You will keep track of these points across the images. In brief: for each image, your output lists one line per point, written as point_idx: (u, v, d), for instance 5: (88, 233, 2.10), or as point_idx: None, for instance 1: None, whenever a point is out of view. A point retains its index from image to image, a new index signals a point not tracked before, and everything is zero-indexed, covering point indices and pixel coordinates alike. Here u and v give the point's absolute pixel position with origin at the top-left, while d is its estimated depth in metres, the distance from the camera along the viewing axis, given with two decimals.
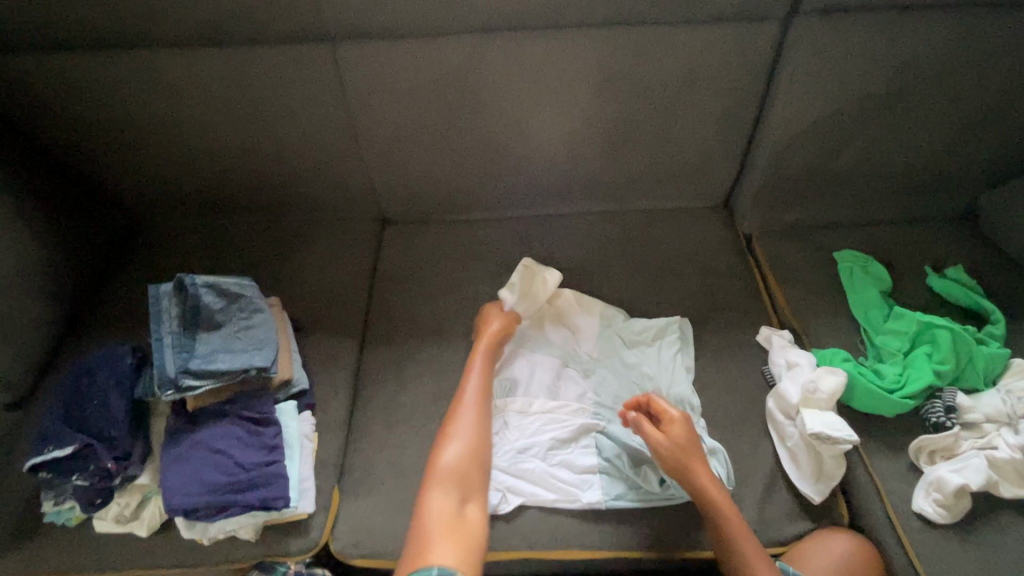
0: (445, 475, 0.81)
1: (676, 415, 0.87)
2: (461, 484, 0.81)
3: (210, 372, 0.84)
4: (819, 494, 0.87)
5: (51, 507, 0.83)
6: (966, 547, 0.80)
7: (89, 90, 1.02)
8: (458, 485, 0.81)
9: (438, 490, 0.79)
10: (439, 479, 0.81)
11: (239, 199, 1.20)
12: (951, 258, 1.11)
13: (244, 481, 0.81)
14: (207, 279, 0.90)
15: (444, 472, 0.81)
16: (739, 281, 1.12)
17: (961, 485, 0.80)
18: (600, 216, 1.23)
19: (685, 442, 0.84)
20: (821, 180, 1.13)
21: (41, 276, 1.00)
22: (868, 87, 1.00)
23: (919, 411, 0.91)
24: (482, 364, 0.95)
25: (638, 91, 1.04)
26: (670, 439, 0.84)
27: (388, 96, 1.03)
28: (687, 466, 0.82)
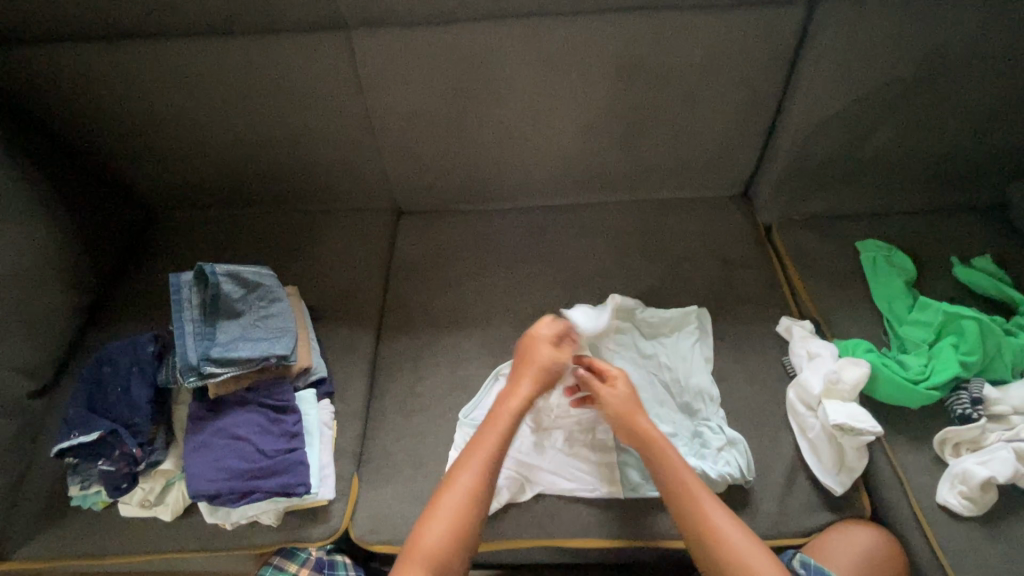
0: (478, 458, 0.80)
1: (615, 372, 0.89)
2: (488, 468, 0.80)
3: (231, 359, 0.85)
4: (841, 486, 0.86)
5: (78, 492, 0.85)
6: (993, 541, 0.78)
7: (108, 81, 1.03)
8: (485, 466, 0.80)
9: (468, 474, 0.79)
10: (473, 465, 0.80)
11: (255, 190, 1.21)
12: (977, 248, 1.08)
13: (265, 468, 0.82)
14: (226, 268, 0.90)
15: (477, 455, 0.81)
16: (759, 272, 1.10)
17: (986, 477, 0.78)
18: (616, 206, 1.21)
19: (628, 397, 0.86)
20: (845, 168, 1.11)
21: (63, 266, 1.01)
22: (895, 72, 0.98)
23: (944, 403, 0.90)
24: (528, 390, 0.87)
25: (657, 78, 1.02)
26: (613, 393, 0.86)
27: (403, 85, 1.03)
28: (629, 411, 0.84)
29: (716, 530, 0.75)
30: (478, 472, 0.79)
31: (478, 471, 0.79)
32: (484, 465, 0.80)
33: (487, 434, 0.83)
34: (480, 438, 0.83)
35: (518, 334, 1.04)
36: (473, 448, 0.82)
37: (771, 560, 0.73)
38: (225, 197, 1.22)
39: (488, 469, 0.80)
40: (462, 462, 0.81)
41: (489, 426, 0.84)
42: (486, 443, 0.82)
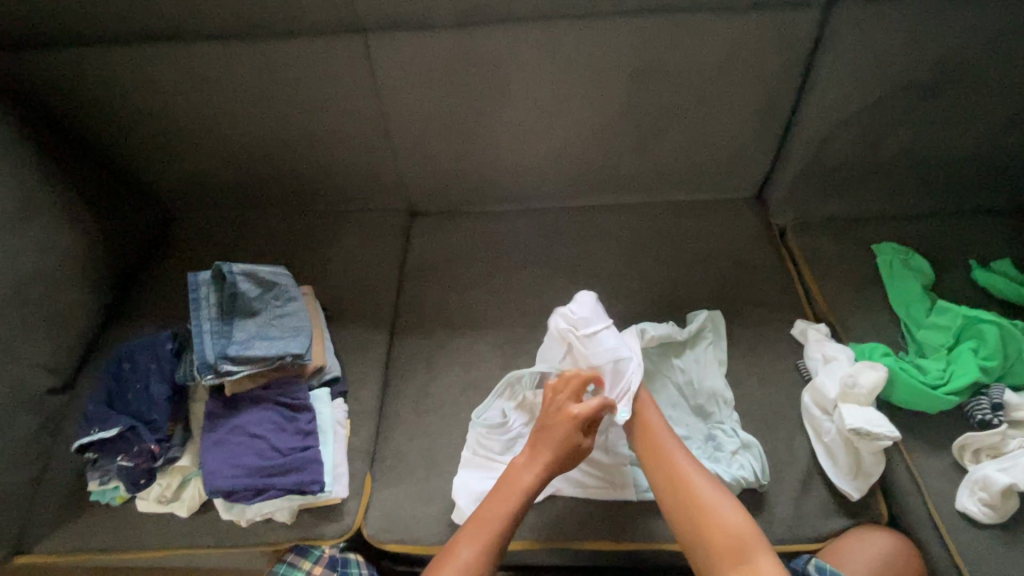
0: (478, 537, 0.76)
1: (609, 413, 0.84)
2: (487, 547, 0.76)
3: (248, 358, 0.86)
4: (857, 491, 0.85)
5: (97, 487, 0.86)
6: (1014, 549, 0.77)
7: (129, 85, 1.05)
8: (484, 544, 0.76)
9: (466, 550, 0.75)
10: (471, 543, 0.76)
11: (271, 190, 1.22)
12: (997, 252, 1.07)
13: (280, 465, 0.83)
14: (244, 267, 0.91)
15: (476, 533, 0.77)
16: (773, 274, 1.10)
17: (1008, 484, 0.77)
18: (629, 208, 1.21)
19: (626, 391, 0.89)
20: (861, 171, 1.10)
21: (83, 265, 1.03)
22: (913, 74, 0.97)
23: (963, 408, 0.89)
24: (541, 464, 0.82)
25: (671, 80, 1.02)
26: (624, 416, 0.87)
27: (418, 87, 1.04)
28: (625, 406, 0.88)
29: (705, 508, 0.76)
30: (478, 550, 0.75)
31: (476, 548, 0.75)
32: (483, 543, 0.76)
33: (489, 510, 0.79)
34: (482, 514, 0.79)
35: (531, 335, 1.04)
36: (472, 525, 0.78)
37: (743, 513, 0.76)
38: (241, 198, 1.24)
39: (485, 551, 0.75)
40: (460, 537, 0.77)
41: (492, 503, 0.80)
42: (488, 521, 0.78)
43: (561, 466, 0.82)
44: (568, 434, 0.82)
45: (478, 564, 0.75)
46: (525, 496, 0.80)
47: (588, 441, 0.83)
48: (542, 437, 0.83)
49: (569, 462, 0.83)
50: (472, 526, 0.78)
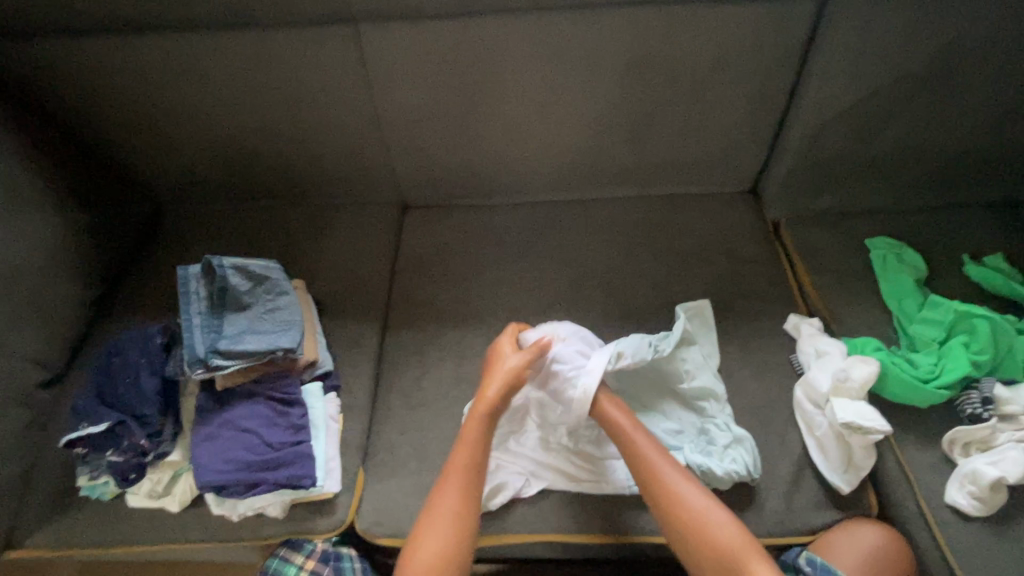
0: (456, 481, 0.79)
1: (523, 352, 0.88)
2: (468, 487, 0.79)
3: (238, 352, 0.85)
4: (847, 484, 0.86)
5: (87, 482, 0.86)
6: (1002, 541, 0.78)
7: (116, 75, 1.03)
8: (464, 488, 0.79)
9: (448, 499, 0.78)
10: (452, 491, 0.78)
11: (261, 182, 1.21)
12: (990, 246, 1.07)
13: (271, 460, 0.82)
14: (234, 261, 0.90)
15: (453, 480, 0.79)
16: (767, 268, 1.10)
17: (996, 478, 0.78)
18: (624, 201, 1.21)
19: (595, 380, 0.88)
20: (856, 164, 1.10)
21: (72, 258, 1.02)
22: (909, 67, 0.96)
23: (953, 402, 0.89)
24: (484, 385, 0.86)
25: (666, 72, 1.01)
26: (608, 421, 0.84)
27: (410, 78, 1.02)
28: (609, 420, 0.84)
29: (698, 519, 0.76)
30: (459, 493, 0.78)
31: (458, 495, 0.78)
32: (463, 486, 0.79)
33: (460, 453, 0.81)
34: (454, 461, 0.81)
35: None
36: (447, 474, 0.80)
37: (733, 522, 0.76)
38: (233, 190, 1.23)
39: (467, 492, 0.78)
40: (439, 490, 0.79)
41: (461, 447, 0.82)
42: (460, 460, 0.81)
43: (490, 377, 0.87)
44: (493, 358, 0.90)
45: (464, 508, 0.77)
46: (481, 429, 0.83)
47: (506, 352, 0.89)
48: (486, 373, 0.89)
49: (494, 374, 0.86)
50: (447, 476, 0.80)
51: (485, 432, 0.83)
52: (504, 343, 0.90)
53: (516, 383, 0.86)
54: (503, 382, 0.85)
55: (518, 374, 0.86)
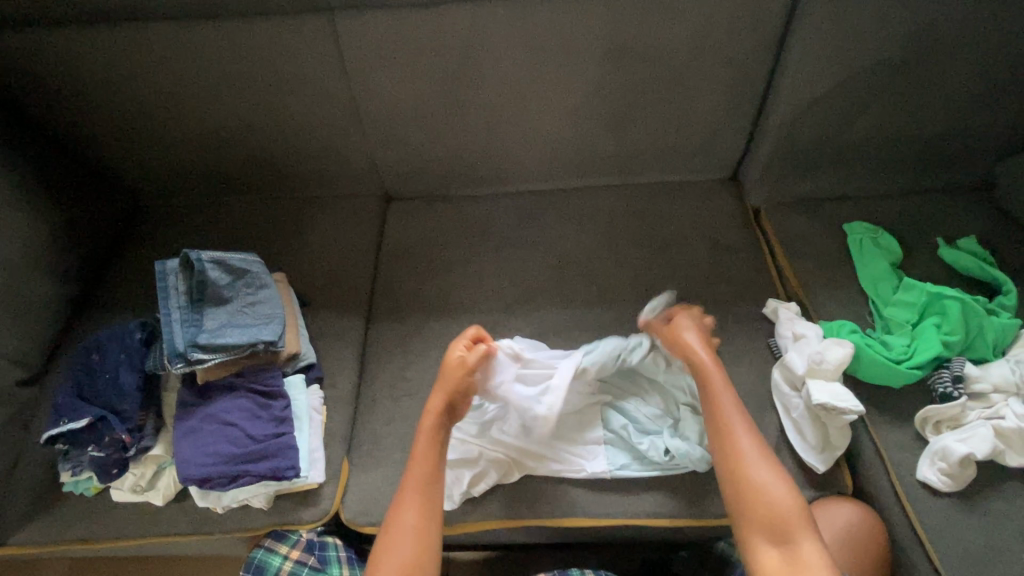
0: (415, 494, 0.77)
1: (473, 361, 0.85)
2: (429, 498, 0.77)
3: (219, 346, 0.85)
4: (823, 464, 0.88)
5: (69, 478, 0.85)
6: (970, 515, 0.80)
7: (89, 68, 1.02)
8: (423, 500, 0.77)
9: (408, 511, 0.76)
10: (412, 503, 0.76)
11: (242, 176, 1.20)
12: (964, 229, 1.09)
13: (253, 452, 0.83)
14: (212, 255, 0.89)
15: (410, 493, 0.77)
16: (746, 254, 1.11)
17: (965, 454, 0.80)
18: (606, 189, 1.21)
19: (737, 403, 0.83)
20: (833, 150, 1.11)
21: (49, 254, 1.01)
22: (883, 52, 0.97)
23: (926, 382, 0.91)
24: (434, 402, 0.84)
25: (644, 60, 1.01)
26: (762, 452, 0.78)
27: (388, 68, 1.02)
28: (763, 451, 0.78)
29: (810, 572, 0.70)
30: (419, 504, 0.76)
31: (419, 506, 0.76)
32: (422, 498, 0.77)
33: (415, 466, 0.80)
34: (410, 474, 0.79)
35: (508, 319, 1.05)
36: (405, 488, 0.78)
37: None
38: (212, 183, 1.22)
39: (426, 502, 0.77)
40: (400, 503, 0.77)
41: (416, 460, 0.80)
42: (415, 473, 0.79)
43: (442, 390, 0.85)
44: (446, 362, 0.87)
45: (426, 520, 0.75)
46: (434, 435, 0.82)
47: (456, 357, 0.86)
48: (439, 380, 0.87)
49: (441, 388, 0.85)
50: (405, 489, 0.78)
51: (437, 443, 0.82)
52: (453, 350, 0.87)
53: (459, 396, 0.85)
54: (445, 394, 0.84)
55: (460, 386, 0.84)
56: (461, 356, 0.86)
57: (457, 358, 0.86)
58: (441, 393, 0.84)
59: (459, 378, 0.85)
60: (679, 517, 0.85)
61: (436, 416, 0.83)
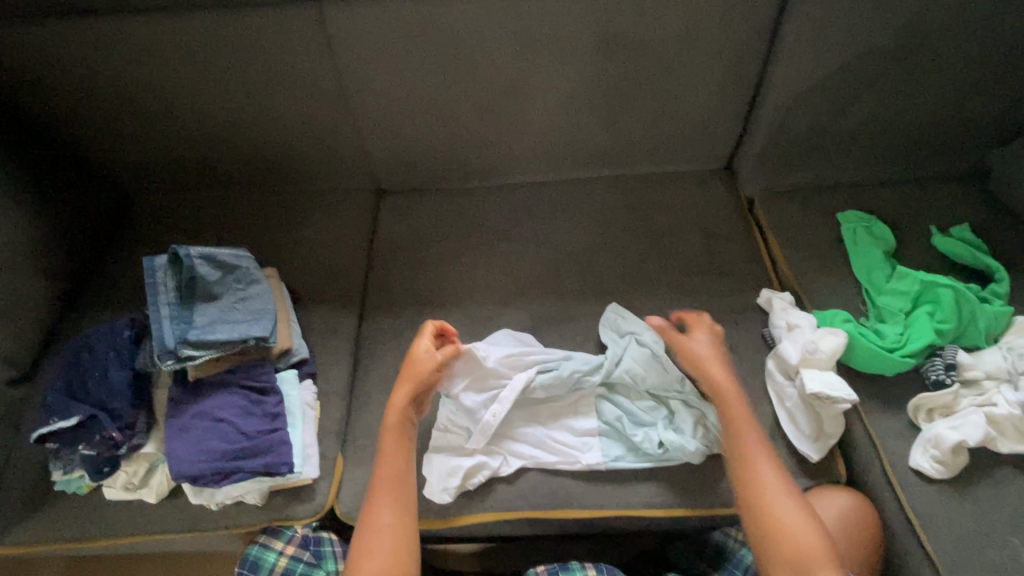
0: (387, 496, 0.78)
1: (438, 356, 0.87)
2: (401, 499, 0.78)
3: (209, 342, 0.85)
4: (817, 453, 0.88)
5: (61, 476, 0.85)
6: (962, 501, 0.81)
7: (71, 61, 1.00)
8: (396, 501, 0.78)
9: (383, 514, 0.76)
10: (386, 505, 0.77)
11: (231, 170, 1.18)
12: (957, 217, 1.09)
13: (247, 448, 0.82)
14: (202, 250, 0.88)
15: (383, 496, 0.78)
16: (740, 245, 1.11)
17: (957, 441, 0.80)
18: (600, 181, 1.20)
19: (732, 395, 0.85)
20: (827, 139, 1.10)
21: (36, 252, 0.99)
22: (878, 39, 0.96)
23: (918, 370, 0.91)
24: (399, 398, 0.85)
25: (637, 49, 1.00)
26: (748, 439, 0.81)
27: (378, 59, 1.00)
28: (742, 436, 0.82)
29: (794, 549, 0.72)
30: (393, 506, 0.77)
31: (393, 504, 0.77)
32: (394, 500, 0.78)
33: (383, 469, 0.80)
34: (379, 477, 0.80)
35: (502, 312, 1.04)
36: (377, 492, 0.79)
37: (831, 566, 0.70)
38: (202, 178, 1.20)
39: (400, 501, 0.77)
40: (373, 506, 0.77)
41: (383, 464, 0.81)
42: (384, 476, 0.79)
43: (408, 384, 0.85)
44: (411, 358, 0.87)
45: (402, 517, 0.76)
46: (399, 433, 0.83)
47: (423, 353, 0.87)
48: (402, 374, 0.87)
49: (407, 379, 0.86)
50: (377, 492, 0.78)
51: (403, 445, 0.82)
52: (420, 344, 0.88)
53: (422, 390, 0.86)
54: (406, 390, 0.85)
55: (427, 378, 0.86)
56: (427, 349, 0.87)
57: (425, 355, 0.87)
58: (405, 388, 0.85)
59: (427, 372, 0.86)
60: (673, 508, 0.86)
61: (399, 412, 0.84)
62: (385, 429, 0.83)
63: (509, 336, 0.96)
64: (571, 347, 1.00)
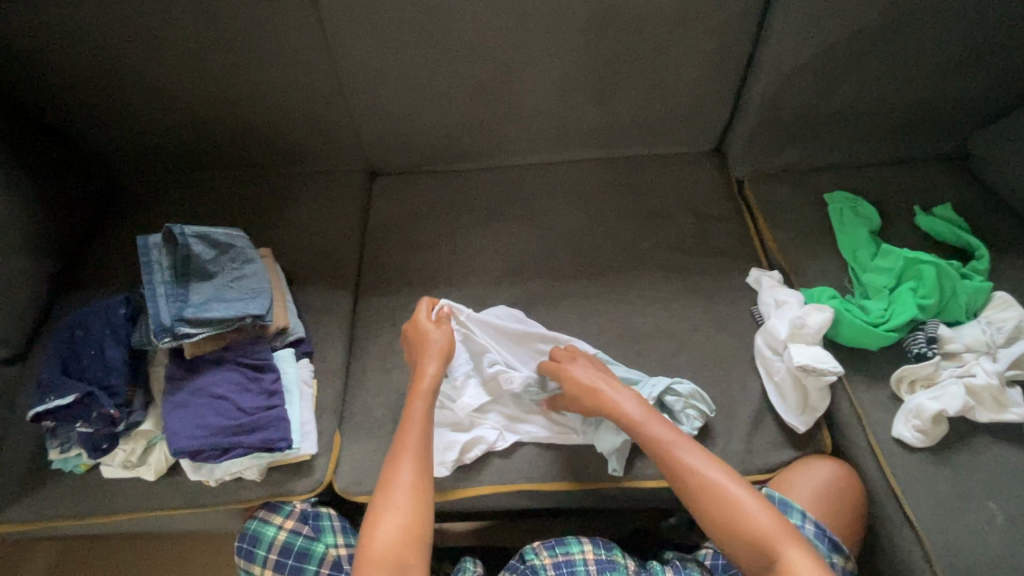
0: (409, 455, 0.78)
1: (440, 331, 0.89)
2: (423, 458, 0.79)
3: (205, 320, 0.85)
4: (804, 425, 0.91)
5: (58, 455, 0.85)
6: (942, 468, 0.84)
7: (58, 39, 0.98)
8: (417, 459, 0.78)
9: (404, 472, 0.76)
10: (408, 464, 0.77)
11: (223, 151, 1.18)
12: (940, 197, 1.11)
13: (246, 424, 0.83)
14: (195, 229, 0.88)
15: (404, 454, 0.78)
16: (730, 224, 1.13)
17: (938, 410, 0.83)
18: (592, 163, 1.22)
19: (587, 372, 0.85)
20: (815, 121, 1.12)
21: (27, 233, 0.98)
22: (866, 20, 0.97)
23: (901, 344, 0.94)
24: (435, 368, 0.86)
25: (628, 30, 1.01)
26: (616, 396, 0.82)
27: (370, 38, 1.00)
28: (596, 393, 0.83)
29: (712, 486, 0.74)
30: (415, 465, 0.77)
31: (414, 462, 0.77)
32: (417, 460, 0.78)
33: (408, 429, 0.80)
34: (403, 436, 0.80)
35: (496, 291, 1.05)
36: (400, 450, 0.79)
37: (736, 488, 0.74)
38: (194, 160, 1.19)
39: (422, 459, 0.78)
40: (395, 464, 0.77)
41: (408, 426, 0.81)
42: (410, 436, 0.80)
43: (428, 355, 0.87)
44: (417, 334, 0.90)
45: (421, 475, 0.77)
46: (428, 398, 0.83)
47: (429, 325, 0.90)
48: (418, 350, 0.88)
49: (419, 350, 0.88)
50: (399, 449, 0.79)
51: (427, 410, 0.82)
52: (421, 312, 0.91)
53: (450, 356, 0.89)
54: (440, 357, 0.87)
55: (450, 350, 0.88)
56: (428, 318, 0.91)
57: (432, 328, 0.89)
58: (437, 359, 0.86)
59: (446, 343, 0.88)
60: (665, 479, 0.88)
61: (433, 381, 0.85)
62: (414, 395, 0.83)
63: (508, 313, 0.97)
64: (565, 325, 1.01)
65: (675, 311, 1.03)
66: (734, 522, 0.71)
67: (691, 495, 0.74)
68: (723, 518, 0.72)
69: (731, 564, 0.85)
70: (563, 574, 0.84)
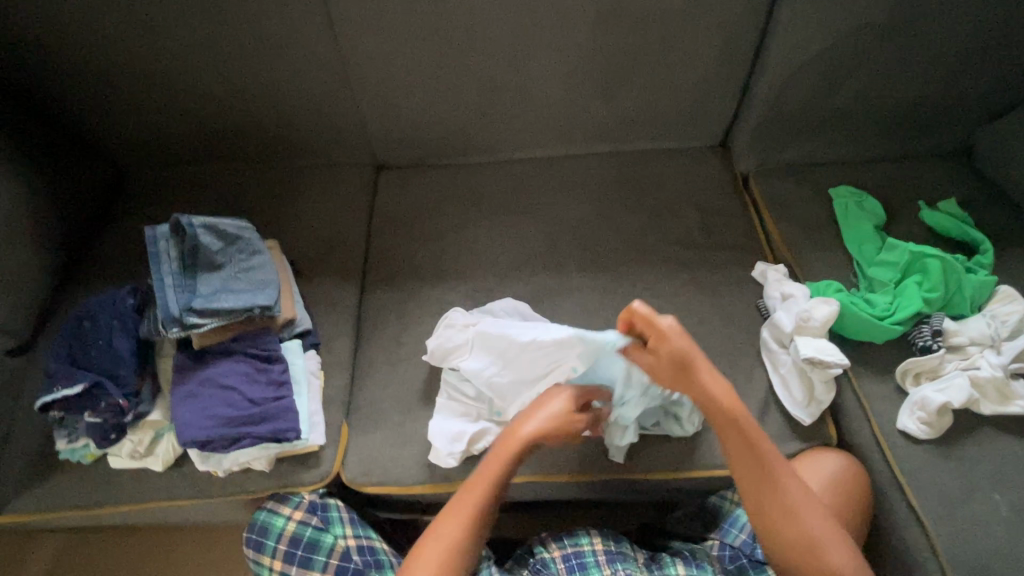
0: (467, 504, 0.77)
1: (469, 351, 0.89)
2: (480, 512, 0.77)
3: (213, 310, 0.84)
4: (810, 417, 0.91)
5: (66, 446, 0.85)
6: (947, 460, 0.84)
7: (63, 30, 0.98)
8: (477, 512, 0.76)
9: (454, 520, 0.76)
10: (465, 513, 0.76)
11: (228, 143, 1.17)
12: (944, 192, 1.12)
13: (254, 415, 0.83)
14: (204, 220, 0.88)
15: (467, 501, 0.77)
16: (735, 218, 1.13)
17: (943, 403, 0.84)
18: (597, 157, 1.22)
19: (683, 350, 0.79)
20: (820, 116, 1.12)
21: (33, 224, 0.97)
22: (872, 15, 0.97)
23: (906, 337, 0.95)
24: (536, 425, 0.80)
25: (636, 23, 1.01)
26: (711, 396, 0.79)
27: (377, 30, 0.99)
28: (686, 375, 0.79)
29: (789, 509, 0.75)
30: (470, 516, 0.76)
31: (469, 515, 0.76)
32: (475, 512, 0.76)
33: (481, 479, 0.78)
34: (473, 483, 0.78)
35: (502, 284, 1.05)
36: (464, 495, 0.78)
37: (817, 512, 0.75)
38: (198, 152, 1.19)
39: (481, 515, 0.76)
40: (453, 506, 0.77)
41: (482, 473, 0.79)
42: (479, 485, 0.78)
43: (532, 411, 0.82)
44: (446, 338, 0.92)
45: (470, 530, 0.76)
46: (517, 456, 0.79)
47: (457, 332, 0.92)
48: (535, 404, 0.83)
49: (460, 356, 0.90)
50: (463, 495, 0.78)
51: (509, 467, 0.79)
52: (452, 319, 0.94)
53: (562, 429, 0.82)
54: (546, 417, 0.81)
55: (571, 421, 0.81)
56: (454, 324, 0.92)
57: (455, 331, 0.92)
58: (551, 421, 0.80)
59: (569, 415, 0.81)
60: (672, 470, 0.88)
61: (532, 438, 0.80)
62: (501, 444, 0.80)
63: (513, 305, 0.97)
64: (571, 318, 1.02)
65: (681, 304, 1.03)
66: (806, 552, 0.74)
67: (768, 515, 0.76)
68: (792, 544, 0.74)
69: (738, 554, 0.87)
70: (573, 565, 0.85)
